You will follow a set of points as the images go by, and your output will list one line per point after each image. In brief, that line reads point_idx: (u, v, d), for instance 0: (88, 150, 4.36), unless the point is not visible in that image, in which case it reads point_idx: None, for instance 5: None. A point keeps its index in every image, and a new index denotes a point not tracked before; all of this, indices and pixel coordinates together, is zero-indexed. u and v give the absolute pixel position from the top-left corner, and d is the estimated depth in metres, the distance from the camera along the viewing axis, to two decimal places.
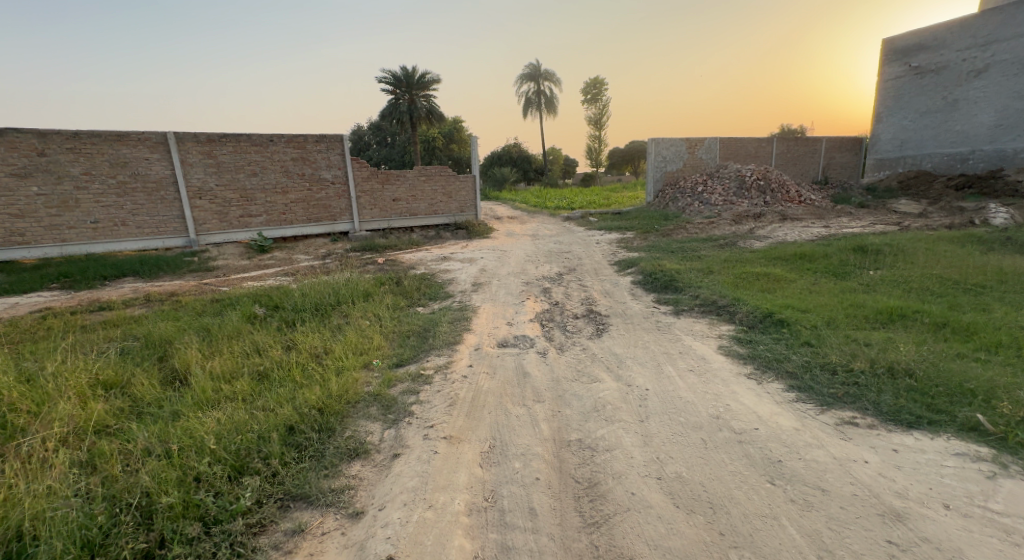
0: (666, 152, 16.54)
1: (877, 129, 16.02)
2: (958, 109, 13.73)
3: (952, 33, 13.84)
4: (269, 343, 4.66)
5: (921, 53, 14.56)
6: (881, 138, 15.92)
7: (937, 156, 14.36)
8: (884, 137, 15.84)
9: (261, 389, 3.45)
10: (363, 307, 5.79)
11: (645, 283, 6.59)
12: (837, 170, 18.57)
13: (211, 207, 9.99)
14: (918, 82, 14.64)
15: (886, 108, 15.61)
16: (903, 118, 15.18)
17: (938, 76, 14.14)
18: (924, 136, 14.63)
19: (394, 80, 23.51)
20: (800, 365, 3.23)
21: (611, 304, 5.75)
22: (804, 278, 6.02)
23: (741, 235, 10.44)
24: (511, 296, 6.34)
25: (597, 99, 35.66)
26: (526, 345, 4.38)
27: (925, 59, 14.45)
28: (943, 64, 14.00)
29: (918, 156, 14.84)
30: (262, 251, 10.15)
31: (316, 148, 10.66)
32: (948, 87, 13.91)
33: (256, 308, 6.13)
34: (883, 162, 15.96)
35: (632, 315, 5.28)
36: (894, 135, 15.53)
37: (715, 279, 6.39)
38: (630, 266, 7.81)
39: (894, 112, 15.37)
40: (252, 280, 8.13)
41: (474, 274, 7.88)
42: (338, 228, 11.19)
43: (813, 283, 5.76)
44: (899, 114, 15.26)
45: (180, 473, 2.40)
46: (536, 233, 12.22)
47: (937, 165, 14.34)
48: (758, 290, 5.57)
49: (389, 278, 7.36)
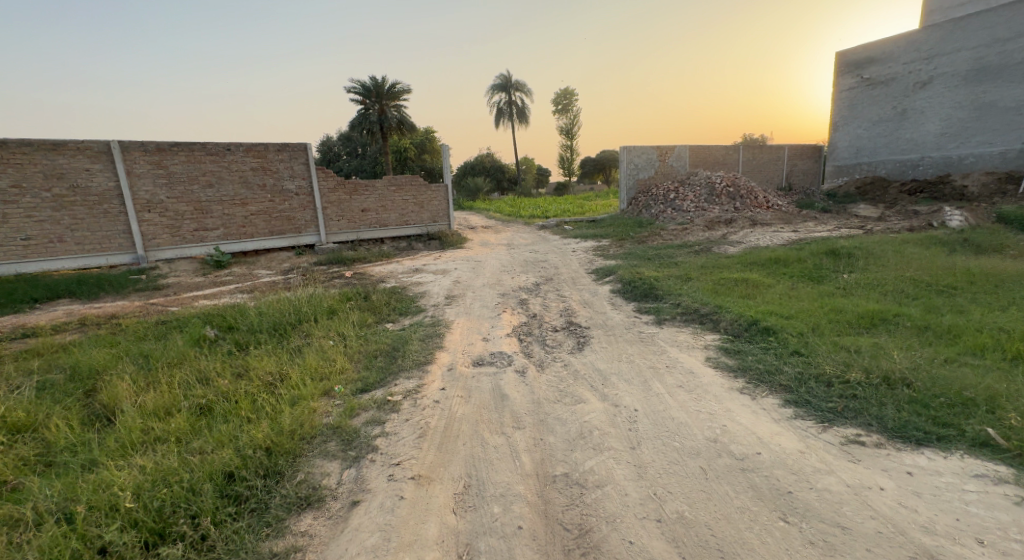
0: (637, 160, 16.58)
1: (834, 137, 16.37)
2: (906, 118, 14.11)
3: (898, 47, 14.25)
4: (219, 369, 4.39)
5: (871, 66, 14.98)
6: (838, 146, 16.27)
7: (890, 163, 14.72)
8: (841, 145, 16.19)
9: (200, 426, 3.27)
10: (325, 325, 5.42)
11: (624, 292, 6.40)
12: (801, 176, 18.96)
13: (162, 221, 9.41)
14: (870, 93, 15.03)
15: (841, 117, 15.98)
16: (857, 127, 15.55)
17: (888, 88, 14.54)
18: (877, 143, 15.00)
19: (363, 90, 23.10)
20: (794, 377, 3.03)
21: (591, 316, 5.51)
22: (782, 282, 5.91)
23: (715, 241, 10.41)
24: (486, 309, 6.04)
25: (568, 109, 35.85)
26: (503, 363, 4.08)
27: (875, 71, 14.87)
28: (892, 76, 14.40)
29: (872, 163, 15.20)
30: (220, 266, 9.60)
31: (277, 157, 10.19)
32: (896, 97, 14.31)
33: (208, 329, 5.71)
34: (841, 169, 16.29)
35: (612, 327, 5.04)
36: (850, 143, 15.89)
37: (694, 286, 6.25)
38: (608, 275, 7.61)
39: (848, 121, 15.75)
40: (207, 299, 7.63)
41: (447, 286, 7.55)
42: (303, 241, 10.70)
43: (793, 287, 5.66)
44: (854, 123, 15.62)
45: (79, 544, 2.22)
46: (510, 243, 11.96)
47: (891, 171, 14.69)
48: (738, 296, 5.42)
49: (356, 292, 6.98)
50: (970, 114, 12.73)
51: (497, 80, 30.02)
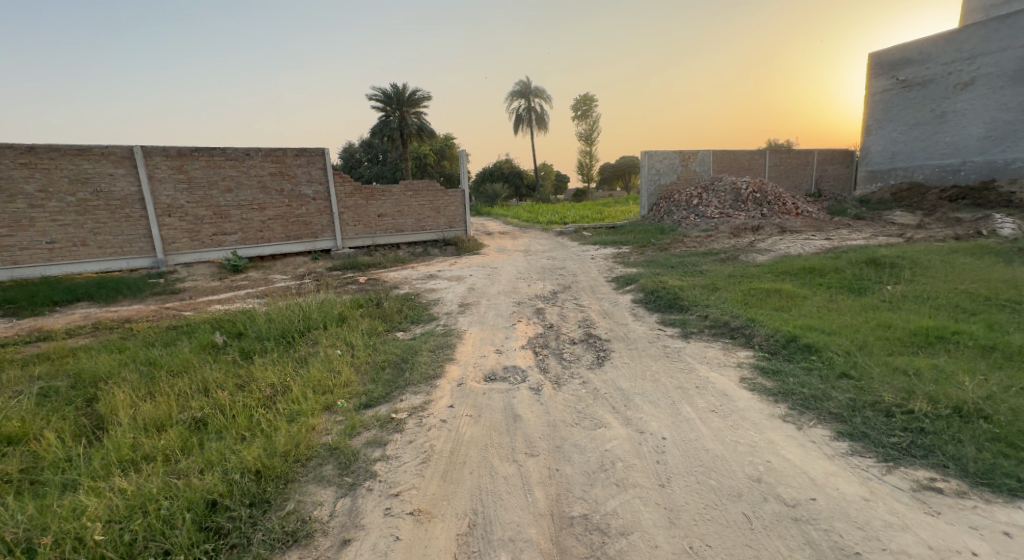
0: (660, 165, 16.18)
1: (866, 141, 15.74)
2: (946, 121, 13.46)
3: (937, 47, 13.62)
4: (222, 379, 4.18)
5: (907, 67, 14.36)
6: (870, 150, 15.63)
7: (928, 168, 14.02)
8: (873, 150, 15.55)
9: (192, 444, 3.04)
10: (334, 334, 5.20)
11: (646, 302, 6.06)
12: (830, 182, 18.30)
13: (182, 225, 9.38)
14: (906, 95, 14.42)
15: (875, 120, 15.37)
16: (892, 131, 14.91)
17: (926, 90, 13.90)
18: (914, 147, 14.34)
19: (384, 98, 23.17)
20: (846, 403, 2.67)
21: (612, 327, 5.18)
22: (819, 294, 5.51)
23: (740, 249, 9.99)
24: (500, 318, 5.76)
25: (587, 115, 35.58)
26: (517, 379, 3.78)
27: (911, 72, 14.26)
28: (931, 77, 13.77)
29: (908, 168, 14.53)
30: (236, 270, 9.51)
31: (295, 162, 10.10)
32: (935, 99, 13.67)
33: (216, 336, 5.56)
34: (875, 174, 15.56)
35: (635, 340, 4.71)
36: (884, 148, 15.23)
37: (722, 296, 5.91)
38: (629, 283, 7.27)
39: (882, 124, 15.13)
40: (221, 304, 7.51)
41: (462, 293, 7.31)
42: (319, 245, 10.58)
43: (830, 299, 5.28)
44: (889, 126, 14.98)
45: None
46: (527, 249, 11.68)
47: (929, 176, 13.98)
48: (771, 309, 5.04)
49: (369, 299, 6.77)
50: (1016, 116, 12.06)
51: (517, 86, 29.93)
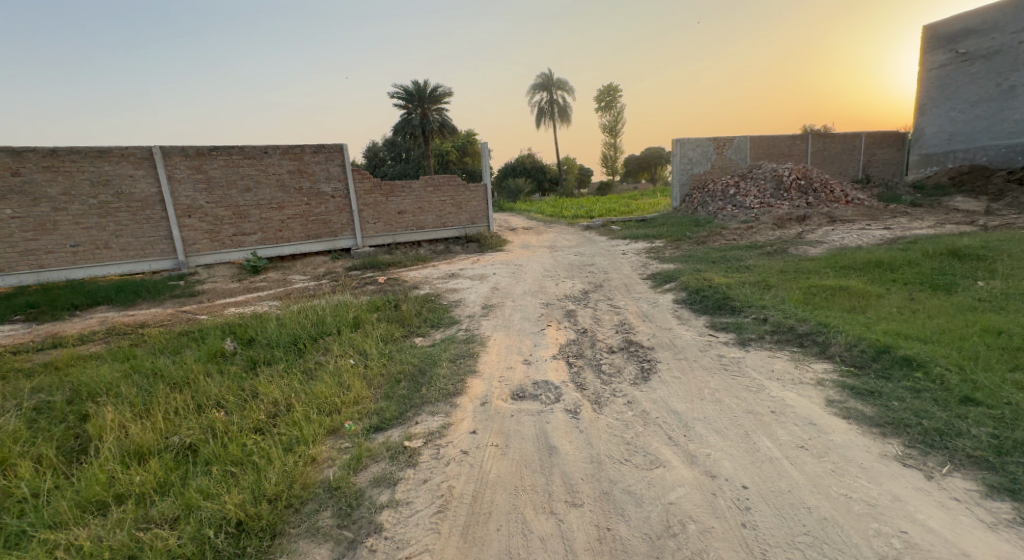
0: (692, 153, 15.38)
1: (921, 121, 14.65)
2: (1015, 96, 12.29)
3: (1005, 14, 12.44)
4: (227, 393, 3.68)
5: (970, 38, 13.19)
6: (926, 131, 14.59)
7: (992, 149, 12.93)
8: (929, 130, 14.51)
9: (178, 478, 2.53)
10: (348, 341, 4.73)
11: (691, 303, 5.44)
12: (881, 166, 17.16)
13: (202, 226, 9.11)
14: (967, 69, 13.27)
15: (930, 98, 14.26)
16: (950, 109, 13.79)
17: (991, 62, 12.74)
18: (976, 127, 13.23)
19: (406, 95, 22.88)
20: (989, 444, 2.14)
21: (657, 333, 4.59)
22: (896, 292, 4.84)
23: (785, 243, 9.23)
24: (527, 322, 5.22)
25: (611, 106, 34.66)
26: (550, 397, 3.23)
27: (974, 44, 13.09)
28: (996, 49, 12.60)
29: (970, 149, 13.43)
30: (257, 271, 9.25)
31: (313, 159, 9.75)
32: (1001, 72, 12.51)
33: (226, 343, 5.13)
34: (929, 157, 14.65)
35: (684, 349, 4.10)
36: (941, 129, 14.15)
37: (779, 296, 5.28)
38: (668, 281, 6.67)
39: (939, 103, 14.02)
40: (236, 307, 7.12)
41: (485, 294, 6.78)
42: (339, 244, 10.22)
43: (908, 299, 4.61)
44: (947, 104, 13.85)
45: None
46: (553, 245, 11.13)
47: (994, 158, 12.89)
48: (842, 310, 4.44)
49: (386, 301, 6.31)
50: None
51: (539, 79, 29.34)
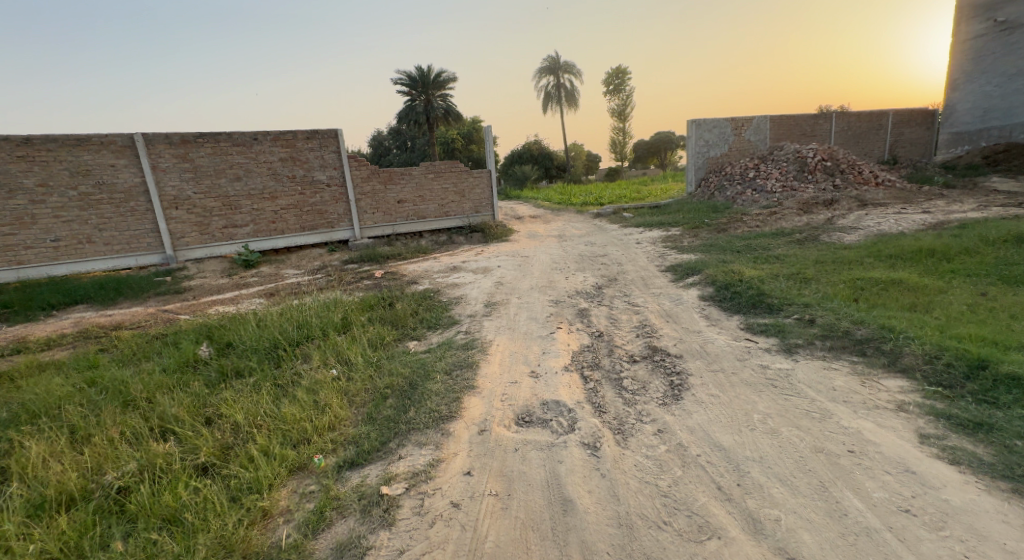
0: (709, 135, 14.60)
1: (954, 97, 13.84)
2: None
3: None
4: (183, 412, 3.03)
5: (1010, 6, 12.24)
6: (958, 108, 13.81)
7: None
8: (961, 107, 13.73)
9: (90, 548, 2.01)
10: (333, 348, 4.10)
11: (720, 300, 4.82)
12: (907, 147, 16.30)
13: (190, 218, 8.32)
14: (1004, 40, 12.37)
15: (963, 73, 13.41)
16: (986, 83, 12.93)
17: None
18: (1013, 102, 12.39)
19: (409, 82, 22.19)
20: None
21: (702, 342, 3.86)
22: (960, 287, 4.58)
23: (815, 233, 8.57)
24: (535, 323, 4.62)
25: (619, 90, 33.73)
26: (563, 424, 2.64)
27: (1013, 12, 12.16)
28: None
29: (1006, 126, 12.63)
30: (249, 266, 8.44)
31: (307, 146, 9.01)
32: None
33: (201, 349, 4.35)
34: (960, 136, 13.95)
35: (727, 361, 3.46)
36: (974, 105, 13.34)
37: (819, 291, 4.75)
38: (690, 274, 6.05)
39: (973, 77, 13.17)
40: (223, 304, 6.30)
41: (488, 290, 6.18)
42: (337, 236, 9.54)
43: (973, 302, 4.05)
44: (981, 79, 13.01)
45: None
46: (562, 234, 10.53)
47: None
48: (901, 308, 4.06)
49: (379, 299, 5.74)
50: None
51: (546, 63, 28.47)
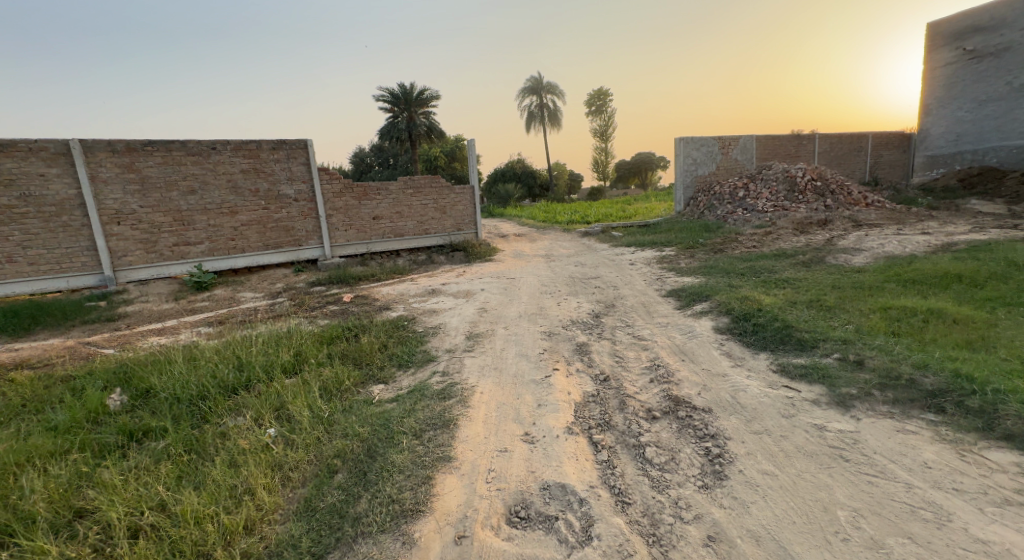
0: (697, 153, 14.19)
1: (926, 122, 13.71)
2: None
3: (1014, 10, 11.47)
4: (46, 503, 2.27)
5: (977, 35, 12.18)
6: (931, 132, 13.65)
7: (1003, 150, 11.94)
8: (934, 131, 13.56)
9: None
10: (275, 397, 3.29)
11: (740, 334, 4.14)
12: (887, 169, 16.14)
13: (135, 235, 7.43)
14: (973, 68, 12.28)
15: (935, 98, 13.30)
16: (957, 109, 12.81)
17: (1000, 60, 11.75)
18: (984, 127, 12.24)
19: (391, 98, 21.58)
20: None
21: (737, 393, 3.14)
22: (1005, 320, 4.06)
23: (820, 255, 8.01)
24: (525, 363, 3.86)
25: (601, 110, 33.64)
26: (576, 526, 2.00)
27: (981, 41, 12.09)
28: (1004, 46, 11.64)
29: (978, 150, 12.43)
30: (201, 289, 7.51)
31: (272, 157, 8.18)
32: (1010, 70, 11.55)
33: (110, 399, 3.46)
34: (935, 159, 13.65)
35: (777, 421, 2.73)
36: (946, 129, 13.20)
37: (853, 325, 4.12)
38: (697, 300, 5.40)
39: (945, 103, 13.07)
40: (160, 334, 5.39)
41: (471, 318, 5.41)
42: (304, 255, 8.66)
43: None
44: (953, 105, 12.89)
45: None
46: (549, 254, 9.86)
47: (1004, 160, 11.91)
48: (958, 347, 3.44)
49: (344, 330, 4.92)
50: None
51: (530, 83, 28.23)
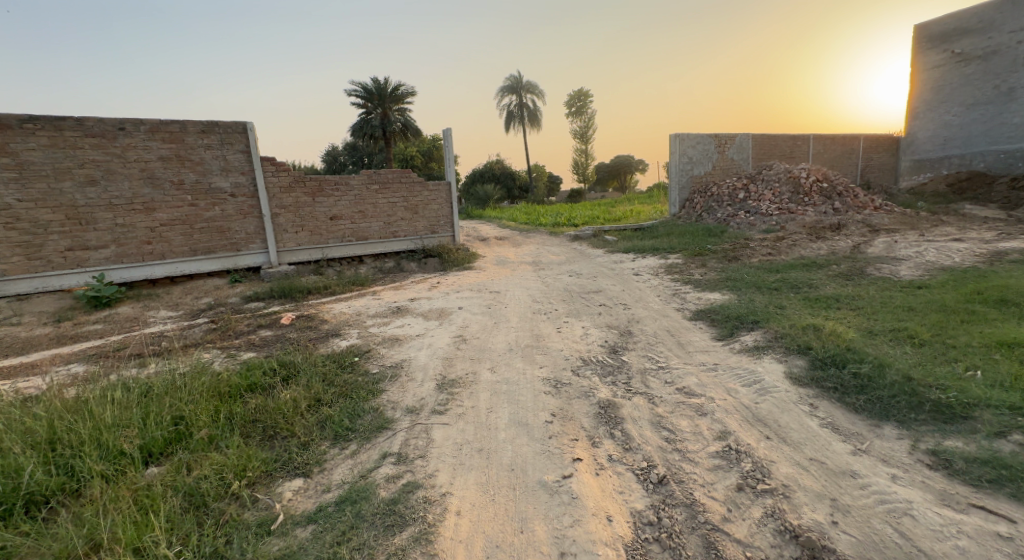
0: (693, 151, 13.05)
1: (912, 126, 12.75)
2: (1015, 98, 10.50)
3: (1001, 11, 10.63)
4: None
5: (965, 37, 11.28)
6: (917, 136, 12.67)
7: (990, 155, 11.07)
8: (920, 135, 12.60)
9: None
10: (89, 524, 1.96)
11: (840, 389, 2.83)
12: (878, 173, 15.23)
13: (11, 237, 5.83)
14: (961, 71, 11.39)
15: (921, 101, 12.32)
16: (944, 113, 11.87)
17: (987, 63, 10.92)
18: (971, 132, 11.36)
19: (363, 93, 19.94)
20: None
21: (906, 532, 1.83)
22: None
23: (857, 265, 6.81)
24: (535, 446, 2.45)
25: (582, 111, 32.51)
26: None
27: (969, 43, 11.20)
28: (994, 49, 10.78)
29: (966, 155, 11.54)
30: (99, 305, 5.92)
31: (200, 141, 6.61)
32: (999, 73, 10.71)
33: None
34: (922, 163, 12.61)
35: None
36: (933, 133, 12.24)
37: (989, 377, 2.85)
38: (743, 329, 4.09)
39: (931, 106, 12.12)
40: (4, 376, 3.85)
41: (445, 352, 3.99)
42: (244, 262, 7.10)
43: None
44: (939, 108, 11.95)
45: None
46: (538, 260, 8.48)
47: (992, 165, 11.04)
48: None
49: (264, 373, 3.44)
50: None
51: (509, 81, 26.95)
